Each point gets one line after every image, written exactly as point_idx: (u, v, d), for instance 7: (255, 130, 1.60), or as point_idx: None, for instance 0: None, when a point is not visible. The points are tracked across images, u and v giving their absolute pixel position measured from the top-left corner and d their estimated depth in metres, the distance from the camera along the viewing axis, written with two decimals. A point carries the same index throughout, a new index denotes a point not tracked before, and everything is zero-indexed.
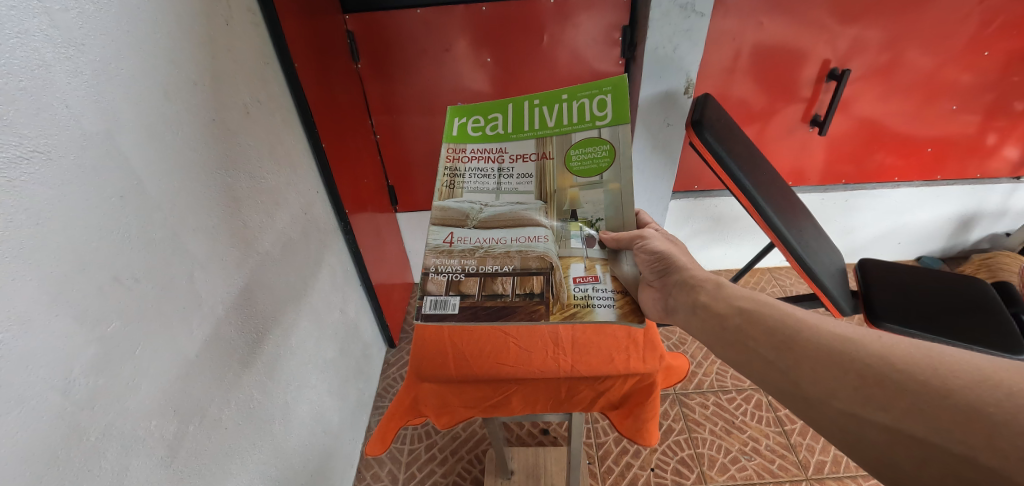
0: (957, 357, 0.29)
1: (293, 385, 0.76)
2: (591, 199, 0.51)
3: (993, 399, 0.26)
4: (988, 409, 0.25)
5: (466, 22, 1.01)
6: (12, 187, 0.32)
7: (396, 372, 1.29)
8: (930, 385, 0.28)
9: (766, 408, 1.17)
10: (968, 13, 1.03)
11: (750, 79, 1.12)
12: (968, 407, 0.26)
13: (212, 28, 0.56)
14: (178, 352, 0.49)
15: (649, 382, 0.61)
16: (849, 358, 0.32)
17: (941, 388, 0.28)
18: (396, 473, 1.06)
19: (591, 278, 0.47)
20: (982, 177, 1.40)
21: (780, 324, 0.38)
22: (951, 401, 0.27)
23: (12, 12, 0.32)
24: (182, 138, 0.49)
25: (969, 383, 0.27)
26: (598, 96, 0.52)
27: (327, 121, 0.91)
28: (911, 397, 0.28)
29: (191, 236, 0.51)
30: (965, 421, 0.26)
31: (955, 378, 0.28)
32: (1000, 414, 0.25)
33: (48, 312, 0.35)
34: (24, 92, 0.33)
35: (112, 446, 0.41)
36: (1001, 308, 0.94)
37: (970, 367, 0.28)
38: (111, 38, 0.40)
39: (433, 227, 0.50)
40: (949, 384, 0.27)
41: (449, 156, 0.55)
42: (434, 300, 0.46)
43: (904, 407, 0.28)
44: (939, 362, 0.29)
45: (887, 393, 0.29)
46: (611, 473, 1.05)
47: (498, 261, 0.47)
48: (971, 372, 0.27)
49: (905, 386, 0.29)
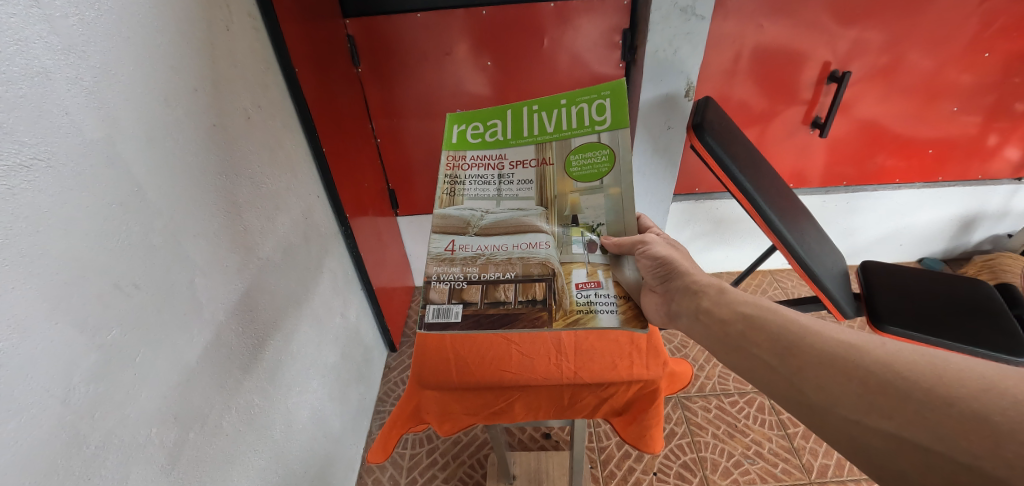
0: (961, 365, 0.28)
1: (293, 391, 0.76)
2: (592, 204, 0.50)
3: (999, 407, 0.25)
4: (992, 417, 0.25)
5: (466, 27, 1.01)
6: (12, 194, 0.31)
7: (396, 377, 1.29)
8: (934, 392, 0.28)
9: (769, 412, 1.17)
10: (968, 15, 1.03)
11: (750, 81, 1.12)
12: (973, 415, 0.26)
13: (212, 33, 0.56)
14: (178, 359, 0.49)
15: (653, 388, 0.60)
16: (852, 365, 0.32)
17: (945, 395, 0.27)
18: (398, 478, 1.06)
19: (593, 284, 0.46)
20: (983, 178, 1.40)
21: (783, 330, 0.38)
22: (955, 409, 0.26)
23: (13, 19, 0.32)
24: (182, 144, 0.49)
25: (973, 391, 0.27)
26: (597, 101, 0.53)
27: (327, 125, 0.91)
28: (915, 405, 0.28)
29: (191, 241, 0.51)
30: (971, 430, 0.25)
31: (960, 386, 0.27)
32: (1005, 423, 0.24)
33: (48, 320, 0.34)
34: (24, 99, 0.32)
35: (112, 454, 0.40)
36: (1002, 309, 0.94)
37: (974, 375, 0.27)
38: (111, 44, 0.40)
39: (435, 235, 0.50)
40: (954, 392, 0.27)
41: (449, 164, 0.55)
42: (436, 308, 0.46)
43: (909, 414, 0.28)
44: (942, 368, 0.29)
45: (891, 400, 0.29)
46: (613, 477, 1.04)
47: (500, 268, 0.47)
48: (975, 380, 0.27)
49: (910, 393, 0.29)
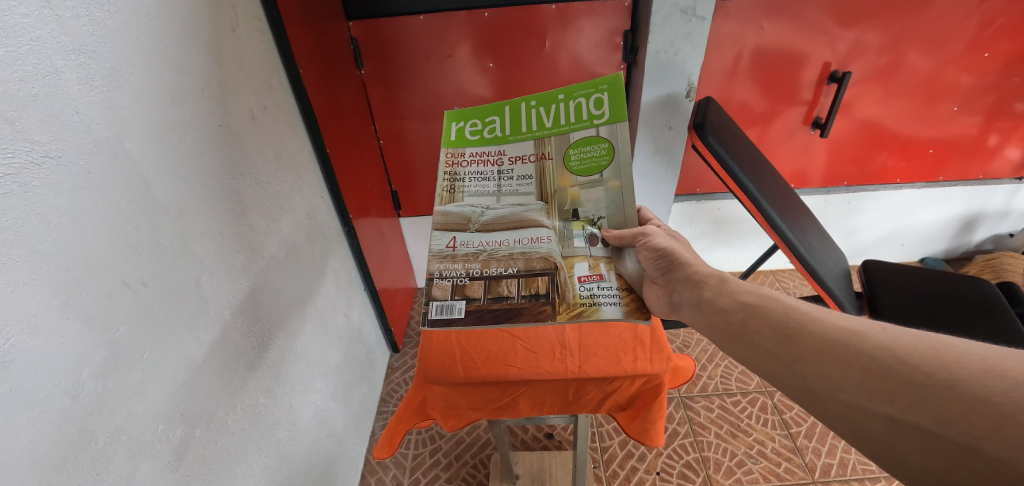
0: (960, 349, 0.29)
1: (297, 389, 0.76)
2: (592, 197, 0.51)
3: (999, 388, 0.25)
4: (992, 399, 0.25)
5: (468, 29, 1.02)
6: (24, 191, 0.32)
7: (399, 377, 1.29)
8: (935, 376, 0.28)
9: (772, 411, 1.17)
10: (967, 16, 1.04)
11: (751, 82, 1.13)
12: (973, 397, 0.26)
13: (219, 34, 0.56)
14: (186, 356, 0.49)
15: (655, 383, 0.61)
16: (854, 351, 0.32)
17: (946, 378, 0.28)
18: (400, 479, 1.05)
19: (595, 277, 0.47)
20: (984, 177, 1.40)
21: (783, 319, 0.38)
22: (957, 392, 0.27)
23: (26, 20, 0.32)
24: (190, 143, 0.50)
25: (975, 374, 0.27)
26: (595, 95, 0.53)
27: (330, 125, 0.91)
28: (916, 389, 0.28)
29: (199, 240, 0.51)
30: (972, 411, 0.25)
31: (961, 370, 0.27)
32: (1006, 404, 0.25)
33: (59, 315, 0.35)
34: (36, 99, 0.33)
35: (120, 450, 0.41)
36: (1005, 307, 0.93)
37: (975, 358, 0.28)
38: (120, 43, 0.41)
39: (436, 232, 0.51)
40: (955, 375, 0.27)
41: (449, 161, 0.55)
42: (440, 305, 0.46)
43: (910, 398, 0.28)
44: (944, 353, 0.29)
45: (892, 385, 0.29)
46: (616, 477, 1.04)
47: (502, 264, 0.48)
48: (976, 362, 0.27)
49: (912, 377, 0.29)
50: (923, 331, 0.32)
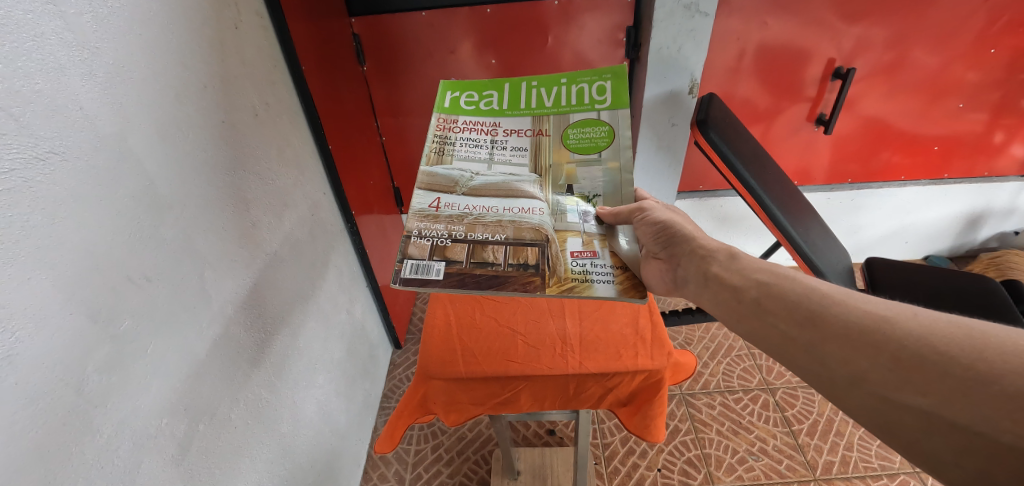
0: (1001, 339, 0.27)
1: (300, 384, 0.77)
2: (588, 175, 0.51)
3: None
4: None
5: (470, 25, 1.01)
6: (30, 187, 0.32)
7: (402, 373, 1.29)
8: (975, 368, 0.27)
9: (773, 409, 1.17)
10: (973, 12, 1.03)
11: (755, 78, 1.12)
12: (1018, 395, 0.25)
13: (222, 30, 0.57)
14: (190, 351, 0.49)
15: (656, 378, 0.61)
16: (881, 338, 0.31)
17: (987, 372, 0.26)
18: (402, 473, 1.06)
19: (588, 253, 0.46)
20: (990, 175, 1.39)
21: (801, 300, 0.36)
22: (999, 388, 0.25)
23: (30, 16, 0.32)
24: (193, 139, 0.50)
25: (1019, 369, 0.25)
26: (598, 82, 0.54)
27: (333, 123, 0.92)
28: (954, 383, 0.27)
29: (201, 235, 0.51)
30: (1016, 410, 0.24)
31: (1003, 362, 0.26)
32: None
33: (62, 309, 0.35)
34: (40, 95, 0.33)
35: (124, 444, 0.41)
36: (1010, 305, 0.93)
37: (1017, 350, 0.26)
38: (123, 39, 0.41)
39: (420, 192, 0.49)
40: (997, 369, 0.26)
41: (441, 126, 0.54)
42: (416, 264, 0.43)
43: (947, 392, 0.27)
44: (982, 344, 0.27)
45: (926, 377, 0.28)
46: (617, 473, 1.04)
47: (488, 230, 0.46)
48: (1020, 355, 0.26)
49: (948, 369, 0.28)
50: (954, 314, 0.31)
